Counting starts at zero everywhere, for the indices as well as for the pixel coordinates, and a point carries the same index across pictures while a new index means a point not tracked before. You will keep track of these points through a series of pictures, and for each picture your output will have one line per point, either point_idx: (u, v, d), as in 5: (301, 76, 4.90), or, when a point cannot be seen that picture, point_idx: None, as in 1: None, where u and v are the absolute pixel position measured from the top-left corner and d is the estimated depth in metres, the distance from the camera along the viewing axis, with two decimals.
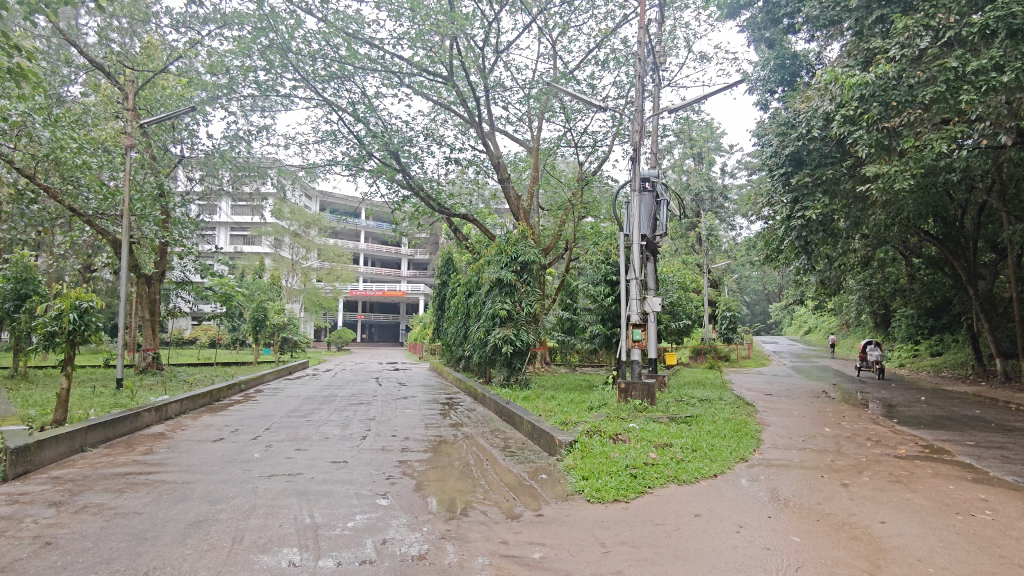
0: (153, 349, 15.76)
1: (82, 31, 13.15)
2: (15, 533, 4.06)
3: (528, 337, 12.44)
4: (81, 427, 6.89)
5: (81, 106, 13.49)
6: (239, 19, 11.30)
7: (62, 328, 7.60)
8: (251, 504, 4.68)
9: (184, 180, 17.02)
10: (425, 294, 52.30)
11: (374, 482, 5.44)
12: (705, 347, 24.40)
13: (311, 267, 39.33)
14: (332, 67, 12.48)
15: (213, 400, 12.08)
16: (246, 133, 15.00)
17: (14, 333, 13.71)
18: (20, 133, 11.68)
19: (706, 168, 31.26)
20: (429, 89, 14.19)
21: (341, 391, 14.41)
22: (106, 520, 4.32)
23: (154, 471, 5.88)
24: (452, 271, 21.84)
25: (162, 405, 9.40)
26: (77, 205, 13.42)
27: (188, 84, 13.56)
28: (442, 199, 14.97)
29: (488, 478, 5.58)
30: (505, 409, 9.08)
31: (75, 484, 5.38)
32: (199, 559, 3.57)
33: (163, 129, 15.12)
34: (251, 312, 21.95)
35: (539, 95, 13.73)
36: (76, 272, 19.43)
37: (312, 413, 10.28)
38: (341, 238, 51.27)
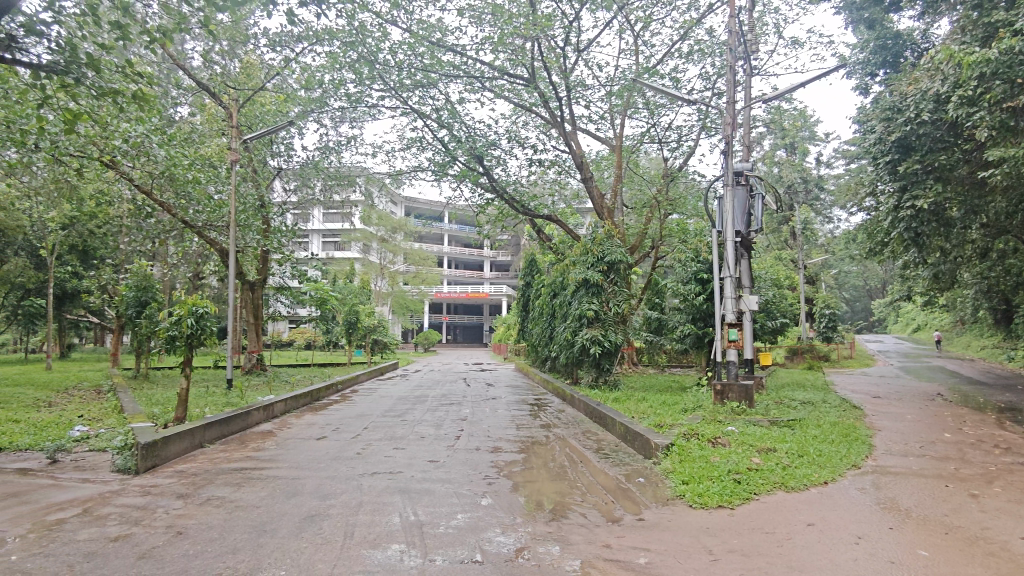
0: (257, 351, 16.79)
1: (189, 55, 14.11)
2: (150, 523, 4.40)
3: (616, 338, 12.28)
4: (200, 424, 7.41)
5: (189, 126, 14.48)
6: (330, 35, 11.78)
7: (181, 332, 8.21)
8: (358, 501, 4.86)
9: (280, 190, 17.86)
10: (507, 295, 52.75)
11: (473, 481, 5.52)
12: (803, 347, 23.22)
13: (397, 270, 40.64)
14: (417, 76, 12.81)
15: (314, 400, 12.66)
16: (337, 144, 15.67)
17: (136, 338, 14.91)
18: (139, 153, 12.51)
19: (799, 158, 29.83)
20: (511, 92, 14.28)
21: (431, 391, 14.77)
22: (227, 513, 4.59)
23: (266, 467, 6.23)
24: (536, 272, 21.88)
25: (269, 404, 9.96)
26: (189, 218, 14.49)
27: (285, 100, 14.34)
28: (526, 201, 15.05)
29: (585, 480, 5.55)
30: (597, 410, 9.05)
31: (197, 478, 5.78)
32: (316, 552, 3.74)
33: (263, 144, 16.04)
34: (344, 315, 22.87)
35: (622, 91, 13.51)
36: (187, 279, 20.90)
37: (407, 412, 10.59)
38: (425, 242, 52.61)
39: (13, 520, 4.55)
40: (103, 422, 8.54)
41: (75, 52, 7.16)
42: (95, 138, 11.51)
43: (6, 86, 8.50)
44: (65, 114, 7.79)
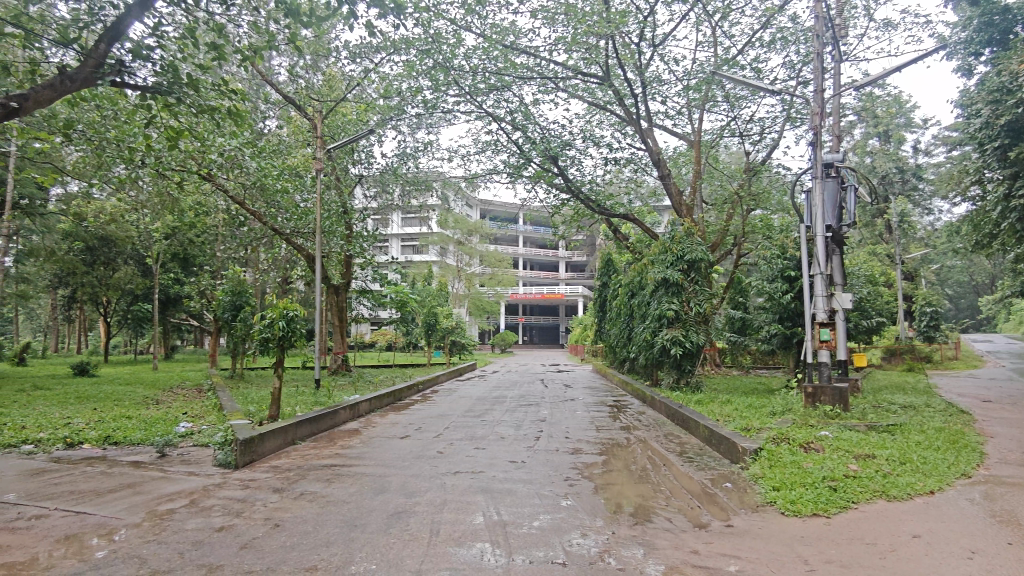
0: (342, 352, 17.42)
1: (276, 71, 14.84)
2: (250, 515, 4.65)
3: (698, 338, 11.96)
4: (292, 422, 7.77)
5: (277, 138, 15.21)
6: (407, 44, 12.10)
7: (274, 334, 8.66)
8: (442, 499, 4.95)
9: (361, 196, 18.46)
10: (583, 296, 52.40)
11: (554, 483, 5.51)
12: (902, 347, 21.80)
13: (474, 272, 41.23)
14: (491, 80, 12.95)
15: (397, 400, 13.03)
16: (414, 150, 16.07)
17: (232, 339, 15.79)
18: (233, 166, 13.48)
19: (894, 146, 28.07)
20: (585, 91, 14.19)
21: (509, 392, 14.88)
22: (319, 507, 4.79)
23: (354, 464, 6.46)
24: (613, 272, 21.62)
25: (355, 403, 10.32)
26: (279, 226, 15.26)
27: (366, 109, 14.84)
28: (602, 200, 14.91)
29: (669, 484, 5.42)
30: (679, 412, 8.85)
31: (291, 473, 6.07)
32: (404, 548, 3.84)
33: (346, 152, 16.67)
34: (423, 317, 23.39)
35: (700, 85, 13.15)
36: (277, 283, 21.99)
37: (486, 413, 10.73)
38: (501, 244, 53.09)
39: (129, 509, 4.91)
40: (205, 419, 9.10)
41: (177, 73, 7.65)
42: (194, 153, 12.31)
43: (118, 108, 9.24)
44: (169, 131, 8.34)
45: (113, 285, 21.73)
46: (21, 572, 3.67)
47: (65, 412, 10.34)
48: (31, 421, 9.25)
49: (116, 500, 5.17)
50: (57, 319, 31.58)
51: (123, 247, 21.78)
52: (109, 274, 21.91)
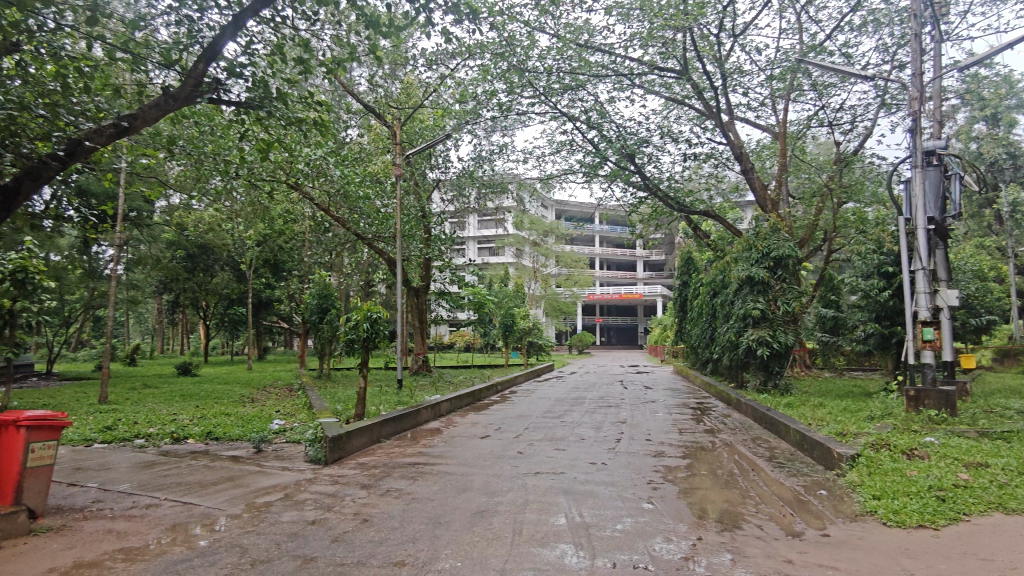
0: (422, 353, 17.85)
1: (357, 81, 15.36)
2: (340, 509, 4.84)
3: (786, 339, 11.47)
4: (377, 421, 8.02)
5: (359, 146, 15.74)
6: (481, 48, 12.24)
7: (359, 335, 9.00)
8: (524, 500, 4.97)
9: (439, 201, 18.83)
10: (662, 295, 51.36)
11: (637, 485, 5.42)
12: (1016, 348, 20.06)
13: (550, 273, 41.19)
14: (565, 80, 12.90)
15: (476, 400, 13.21)
16: (490, 153, 16.25)
17: (320, 341, 16.49)
18: (318, 175, 14.09)
19: (1005, 130, 25.85)
20: (661, 86, 13.89)
21: (587, 393, 14.79)
22: (405, 504, 4.92)
23: (437, 463, 6.59)
24: (694, 271, 21.07)
25: (436, 403, 10.53)
26: (361, 232, 15.81)
27: (443, 114, 15.12)
28: (681, 197, 14.55)
29: (758, 490, 5.22)
30: (767, 415, 8.51)
31: (378, 470, 6.27)
32: (487, 547, 3.87)
33: (424, 158, 17.08)
34: (501, 318, 23.61)
35: (784, 74, 12.59)
36: (360, 286, 22.77)
37: (566, 414, 10.70)
38: (577, 245, 52.85)
39: (230, 501, 5.21)
40: (297, 417, 9.54)
41: (266, 88, 8.05)
42: (282, 163, 12.95)
43: (214, 124, 9.83)
44: (259, 143, 8.78)
45: (210, 289, 23.27)
46: (137, 557, 3.95)
47: (171, 409, 11.10)
48: (142, 417, 10.00)
49: (218, 492, 5.50)
50: (163, 322, 34.01)
51: (219, 254, 23.23)
52: (208, 280, 23.46)
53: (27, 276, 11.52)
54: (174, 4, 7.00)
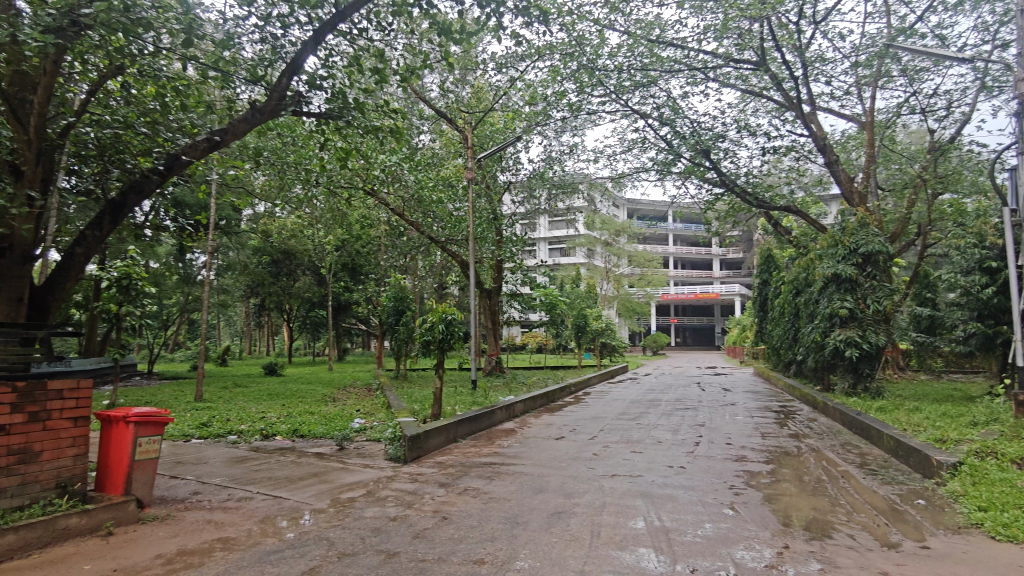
0: (495, 354, 18.04)
1: (429, 88, 15.70)
2: (420, 506, 4.96)
3: (877, 339, 10.86)
4: (453, 421, 8.16)
5: (432, 151, 16.09)
6: (550, 49, 12.24)
7: (435, 336, 9.19)
8: (601, 502, 4.94)
9: (510, 203, 18.99)
10: (740, 295, 49.74)
11: (718, 490, 5.28)
12: None
13: (622, 273, 40.66)
14: (637, 77, 12.72)
15: (550, 401, 13.22)
16: (560, 153, 16.25)
17: (397, 342, 16.94)
18: (393, 180, 14.49)
19: None
20: (737, 78, 13.47)
21: (663, 395, 14.54)
22: (483, 503, 4.99)
23: (513, 463, 6.64)
24: (774, 269, 20.29)
25: (510, 404, 10.61)
26: (435, 235, 16.16)
27: (513, 116, 15.23)
28: (759, 192, 14.05)
29: (849, 498, 4.98)
30: (858, 420, 8.09)
31: (455, 470, 6.38)
32: (565, 548, 3.88)
33: (495, 161, 17.27)
34: (573, 319, 23.51)
35: (870, 60, 11.95)
36: (434, 289, 23.27)
37: (642, 416, 10.54)
38: (650, 244, 51.99)
39: (316, 495, 5.43)
40: (376, 416, 9.83)
41: (344, 98, 8.34)
42: (360, 171, 13.41)
43: (296, 134, 10.30)
44: (338, 151, 9.12)
45: (293, 293, 24.35)
46: (233, 547, 4.19)
47: (260, 407, 11.69)
48: (234, 414, 10.59)
49: (305, 487, 5.75)
50: (251, 324, 35.88)
51: (301, 259, 24.28)
52: (291, 284, 24.58)
53: (131, 282, 12.40)
54: (261, 22, 7.38)
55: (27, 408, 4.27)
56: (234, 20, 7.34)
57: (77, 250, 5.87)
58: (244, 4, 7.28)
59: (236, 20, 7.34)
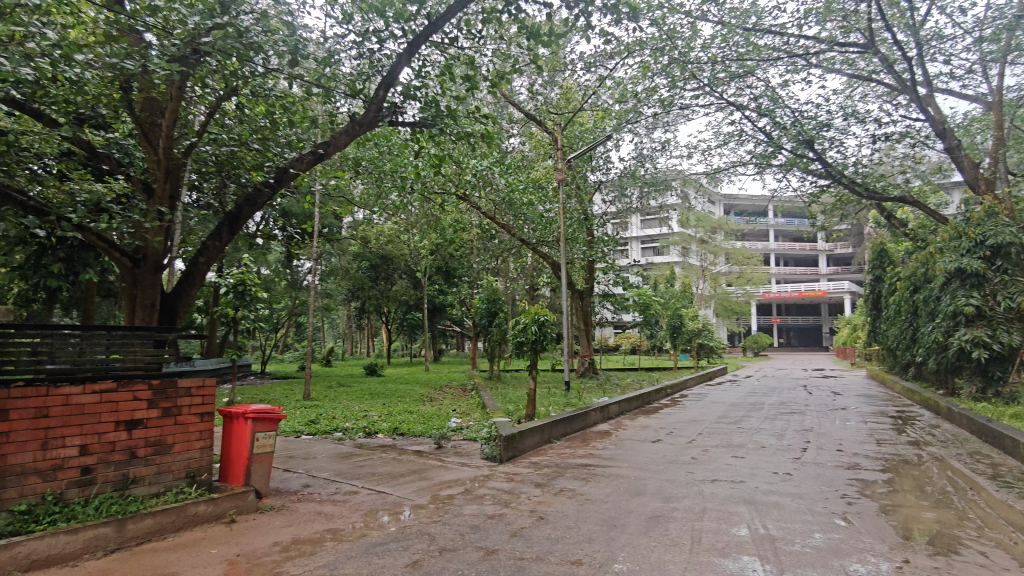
0: (589, 356, 17.95)
1: (518, 91, 15.86)
2: (517, 505, 5.02)
3: (1010, 339, 9.89)
4: (547, 421, 8.20)
5: (522, 154, 16.25)
6: (640, 45, 12.03)
7: (528, 337, 9.26)
8: (702, 507, 4.80)
9: (601, 203, 18.85)
10: (850, 293, 46.78)
11: (828, 499, 5.00)
12: None
13: (720, 271, 39.31)
14: (732, 68, 12.26)
15: (645, 403, 12.98)
16: (652, 150, 15.95)
17: (490, 342, 17.21)
18: (485, 184, 14.76)
19: None
20: (842, 63, 12.68)
21: (766, 398, 13.93)
22: (579, 504, 4.98)
23: (609, 465, 6.59)
24: (888, 265, 18.92)
25: (604, 405, 10.51)
26: (526, 236, 16.31)
27: (603, 115, 15.10)
28: (869, 183, 13.17)
29: (979, 513, 4.57)
30: (988, 427, 7.41)
31: (551, 470, 6.41)
32: (665, 552, 3.81)
33: (585, 161, 17.20)
34: (668, 320, 22.98)
35: (998, 34, 10.90)
36: (527, 290, 23.45)
37: (743, 420, 10.14)
38: (749, 240, 49.96)
39: (417, 492, 5.63)
40: (472, 416, 10.04)
41: (437, 107, 8.57)
42: (452, 176, 13.74)
43: (392, 143, 10.71)
44: (432, 158, 9.38)
45: (391, 296, 25.29)
46: (342, 538, 4.42)
47: (363, 406, 12.24)
48: (339, 412, 11.15)
49: (406, 484, 5.96)
50: (352, 327, 37.58)
51: (398, 263, 25.19)
52: (389, 287, 25.56)
53: (245, 288, 13.34)
54: (359, 39, 7.73)
55: (161, 404, 4.70)
56: (335, 38, 7.72)
57: (200, 259, 6.40)
58: (344, 22, 7.65)
59: (336, 37, 7.72)
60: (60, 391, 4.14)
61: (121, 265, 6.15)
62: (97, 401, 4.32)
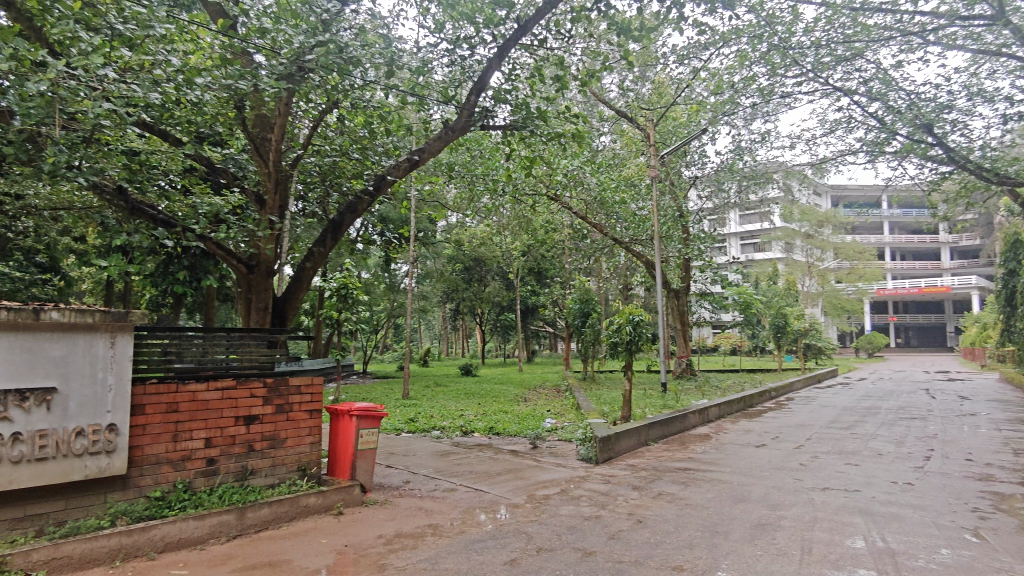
0: (686, 356, 17.49)
1: (608, 89, 15.68)
2: (615, 508, 4.96)
3: None
4: (644, 423, 8.05)
5: (613, 152, 16.06)
6: (735, 34, 11.57)
7: (622, 338, 9.13)
8: (812, 516, 4.55)
9: (697, 198, 18.31)
10: (979, 288, 42.82)
11: (957, 512, 4.60)
12: None
13: (828, 267, 37.09)
14: (838, 51, 11.53)
15: (748, 406, 12.47)
16: (751, 143, 15.31)
17: (584, 343, 17.12)
18: (576, 184, 14.71)
19: None
20: (966, 37, 11.62)
21: (882, 402, 13.03)
22: (679, 509, 4.85)
23: (709, 470, 6.38)
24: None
25: (704, 407, 10.19)
26: (619, 236, 16.13)
27: (697, 107, 14.65)
28: (1000, 167, 12.00)
29: None
30: None
31: (649, 473, 6.28)
32: (772, 562, 3.64)
33: (679, 156, 16.75)
34: (771, 319, 21.97)
35: None
36: (620, 290, 23.14)
37: (856, 425, 9.52)
38: (860, 233, 46.86)
39: (514, 491, 5.69)
40: (567, 417, 10.02)
41: (528, 109, 8.62)
42: (544, 177, 13.81)
43: (484, 147, 10.89)
44: (523, 160, 9.43)
45: (485, 298, 25.71)
46: (442, 533, 4.53)
47: (460, 405, 12.52)
48: (438, 411, 11.47)
49: (503, 483, 6.04)
50: (448, 327, 38.53)
51: (491, 265, 25.58)
52: (482, 289, 25.98)
53: (348, 292, 14.00)
54: (450, 46, 7.92)
55: (274, 401, 5.02)
56: (427, 47, 7.95)
57: (307, 265, 6.78)
58: (436, 31, 7.86)
59: (429, 47, 7.95)
60: (188, 388, 4.48)
61: (237, 271, 6.64)
62: (219, 398, 4.66)
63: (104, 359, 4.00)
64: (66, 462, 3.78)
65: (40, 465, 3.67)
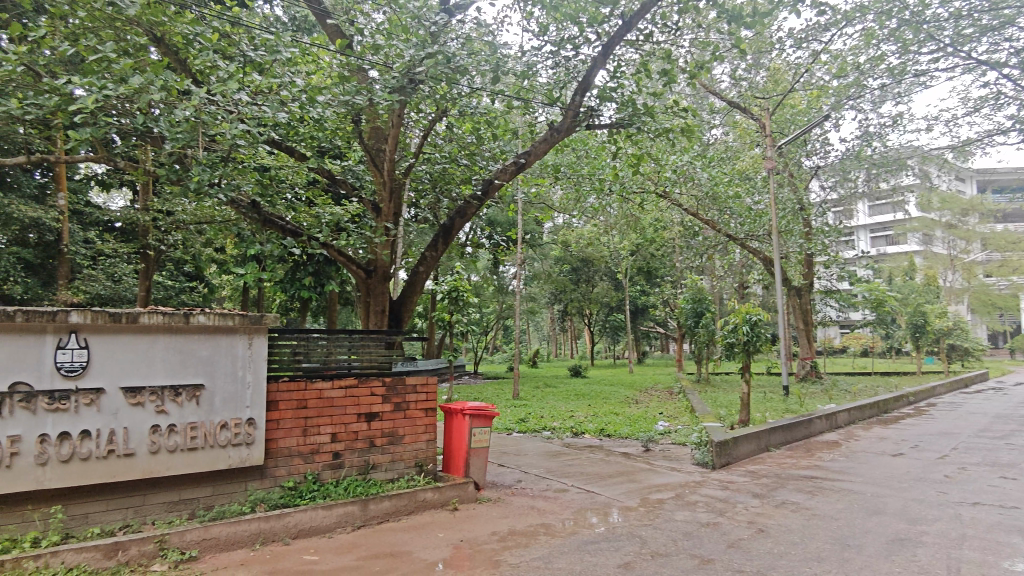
0: (810, 358, 16.46)
1: (719, 79, 15.07)
2: (734, 515, 4.75)
3: None
4: (764, 428, 7.66)
5: (725, 145, 15.43)
6: (860, 11, 10.75)
7: (739, 338, 8.73)
8: (960, 533, 4.13)
9: (819, 190, 17.18)
10: None
11: None
12: None
13: (976, 260, 33.53)
14: (982, 20, 10.41)
15: (882, 412, 11.52)
16: (880, 127, 14.16)
17: (697, 344, 16.56)
18: (686, 180, 14.25)
19: None
20: None
21: None
22: (805, 519, 4.57)
23: (839, 479, 5.95)
24: None
25: (831, 413, 9.52)
26: (734, 232, 15.45)
27: (818, 92, 13.76)
28: None
29: None
30: None
31: (771, 480, 5.96)
32: None
33: (798, 146, 15.80)
34: (908, 318, 20.17)
35: None
36: (736, 288, 22.18)
37: (1013, 434, 8.53)
38: (1014, 221, 41.99)
39: (627, 494, 5.59)
40: (681, 420, 9.72)
41: (635, 105, 8.45)
42: (652, 174, 13.51)
43: (590, 146, 10.81)
44: (630, 158, 9.25)
45: (593, 298, 25.50)
46: (555, 533, 4.55)
47: (570, 406, 12.49)
48: (548, 412, 11.52)
49: (616, 485, 5.95)
50: (557, 328, 38.60)
51: (599, 265, 25.34)
52: (590, 290, 25.79)
53: (459, 294, 14.41)
54: (554, 48, 7.94)
55: (392, 399, 5.25)
56: (532, 50, 8.01)
57: (420, 268, 7.04)
58: (541, 34, 7.91)
59: (534, 50, 8.00)
60: (315, 385, 4.79)
61: (357, 276, 7.02)
62: (343, 395, 4.94)
63: (243, 358, 4.37)
64: (213, 452, 4.16)
65: (191, 454, 4.07)
